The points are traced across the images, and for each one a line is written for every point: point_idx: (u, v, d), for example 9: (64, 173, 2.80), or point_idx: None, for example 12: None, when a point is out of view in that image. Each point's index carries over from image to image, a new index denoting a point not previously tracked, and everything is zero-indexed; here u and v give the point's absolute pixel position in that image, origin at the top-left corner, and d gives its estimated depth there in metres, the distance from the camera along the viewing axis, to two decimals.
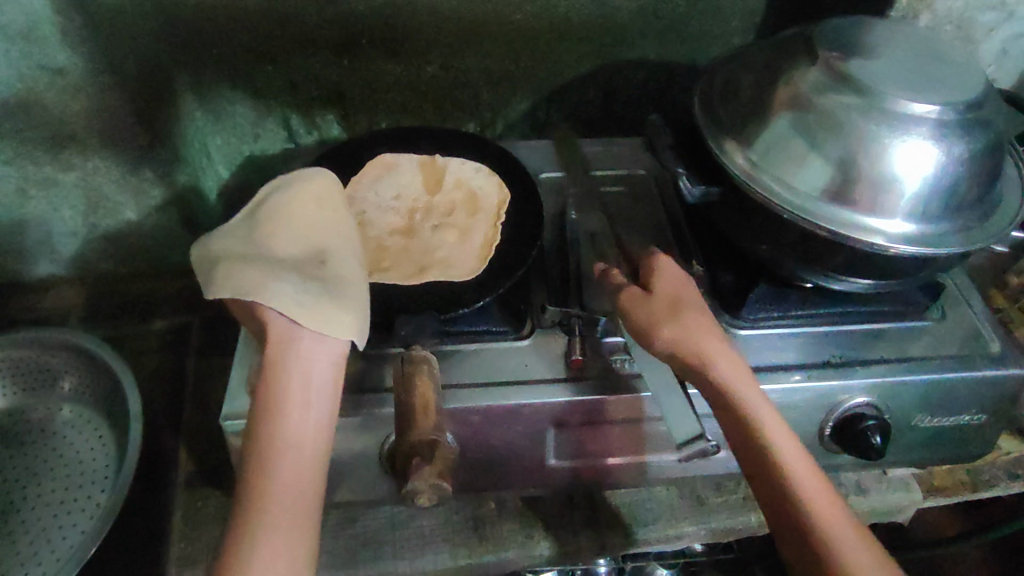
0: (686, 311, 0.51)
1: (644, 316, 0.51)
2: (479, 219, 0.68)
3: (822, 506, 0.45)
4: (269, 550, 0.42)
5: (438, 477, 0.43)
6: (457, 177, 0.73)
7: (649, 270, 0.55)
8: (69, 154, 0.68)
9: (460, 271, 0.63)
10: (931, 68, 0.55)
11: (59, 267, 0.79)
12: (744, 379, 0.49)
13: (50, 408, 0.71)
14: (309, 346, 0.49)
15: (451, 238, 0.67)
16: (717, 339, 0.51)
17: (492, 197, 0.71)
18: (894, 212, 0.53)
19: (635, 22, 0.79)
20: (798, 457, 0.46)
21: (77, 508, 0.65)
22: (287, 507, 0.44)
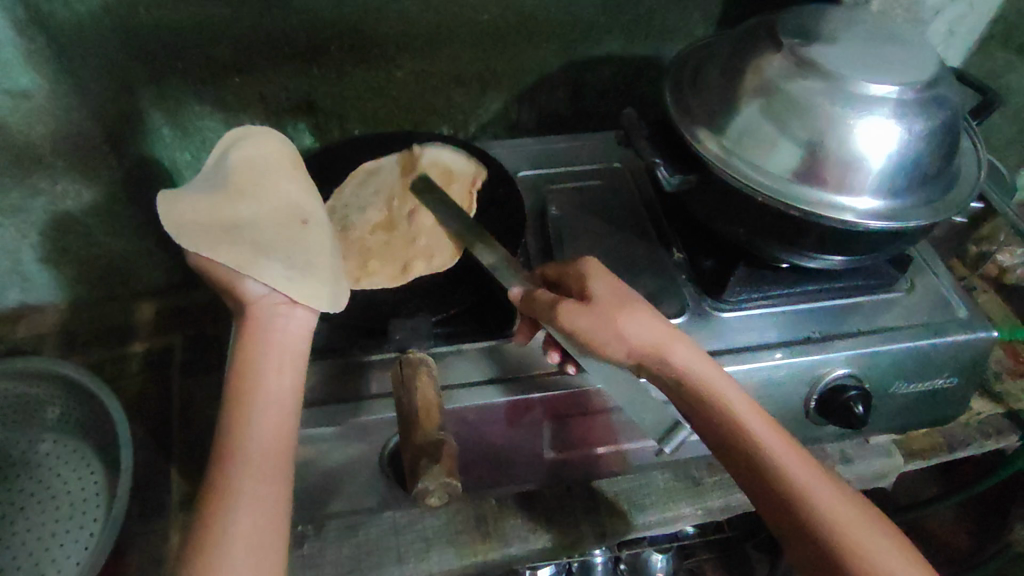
0: (632, 303, 0.52)
1: (587, 324, 0.51)
2: (456, 191, 0.70)
3: (797, 466, 0.46)
4: (245, 522, 0.40)
5: (447, 476, 0.42)
6: (428, 154, 0.72)
7: (583, 278, 0.54)
8: (36, 179, 0.66)
9: (444, 255, 0.64)
10: (887, 50, 0.57)
11: (30, 296, 0.76)
12: (704, 364, 0.51)
13: (32, 440, 0.69)
14: (284, 322, 0.49)
15: (430, 221, 0.67)
16: (667, 329, 0.52)
17: (466, 168, 0.72)
18: (861, 190, 0.55)
19: (601, 19, 0.80)
20: (778, 438, 0.48)
21: (69, 540, 0.63)
22: (264, 476, 0.42)
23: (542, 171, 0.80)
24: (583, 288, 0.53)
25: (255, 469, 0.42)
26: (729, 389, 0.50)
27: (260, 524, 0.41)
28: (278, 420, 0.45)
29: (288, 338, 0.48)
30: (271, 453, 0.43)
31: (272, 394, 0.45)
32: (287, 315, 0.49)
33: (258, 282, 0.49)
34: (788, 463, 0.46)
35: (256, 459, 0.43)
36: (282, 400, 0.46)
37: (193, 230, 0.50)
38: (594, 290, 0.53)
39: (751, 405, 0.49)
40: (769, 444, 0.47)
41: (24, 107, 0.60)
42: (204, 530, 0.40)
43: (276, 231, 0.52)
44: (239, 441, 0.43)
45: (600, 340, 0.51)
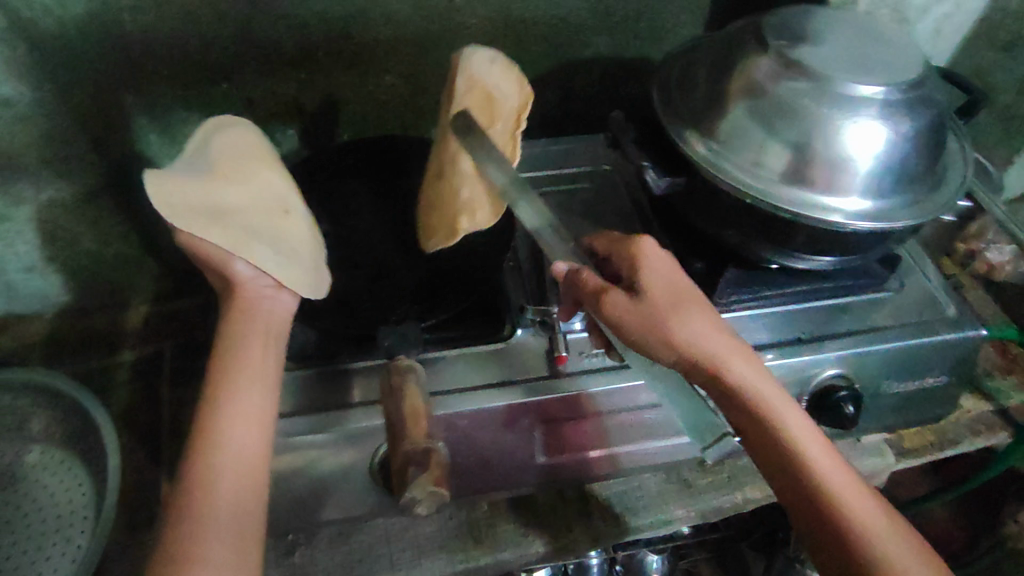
0: (689, 307, 0.51)
1: (636, 326, 0.50)
2: (499, 131, 0.62)
3: (832, 475, 0.48)
4: (228, 485, 0.44)
5: (434, 485, 0.42)
6: (469, 75, 0.60)
7: (636, 270, 0.52)
8: (20, 188, 0.65)
9: (486, 217, 0.61)
10: (873, 51, 0.58)
11: (15, 305, 0.75)
12: (767, 383, 0.50)
13: (18, 451, 0.68)
14: (271, 304, 0.53)
15: (470, 164, 0.60)
16: (727, 341, 0.50)
17: (512, 100, 0.62)
18: (849, 191, 0.55)
19: (589, 21, 0.80)
20: (819, 448, 0.48)
21: (55, 553, 0.63)
22: (240, 444, 0.45)
23: (532, 174, 0.79)
24: (635, 281, 0.52)
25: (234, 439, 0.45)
26: (789, 410, 0.49)
27: (238, 488, 0.44)
28: (255, 396, 0.48)
29: (274, 318, 0.53)
30: (245, 425, 0.46)
31: (249, 370, 0.49)
32: (269, 297, 0.53)
33: (247, 264, 0.53)
34: (824, 472, 0.48)
35: (233, 430, 0.46)
36: (257, 377, 0.49)
37: (187, 208, 0.50)
38: (647, 286, 0.51)
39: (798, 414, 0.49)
40: (810, 453, 0.48)
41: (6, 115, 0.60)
42: (188, 496, 0.42)
43: (261, 217, 0.54)
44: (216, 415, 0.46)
45: (652, 343, 0.50)
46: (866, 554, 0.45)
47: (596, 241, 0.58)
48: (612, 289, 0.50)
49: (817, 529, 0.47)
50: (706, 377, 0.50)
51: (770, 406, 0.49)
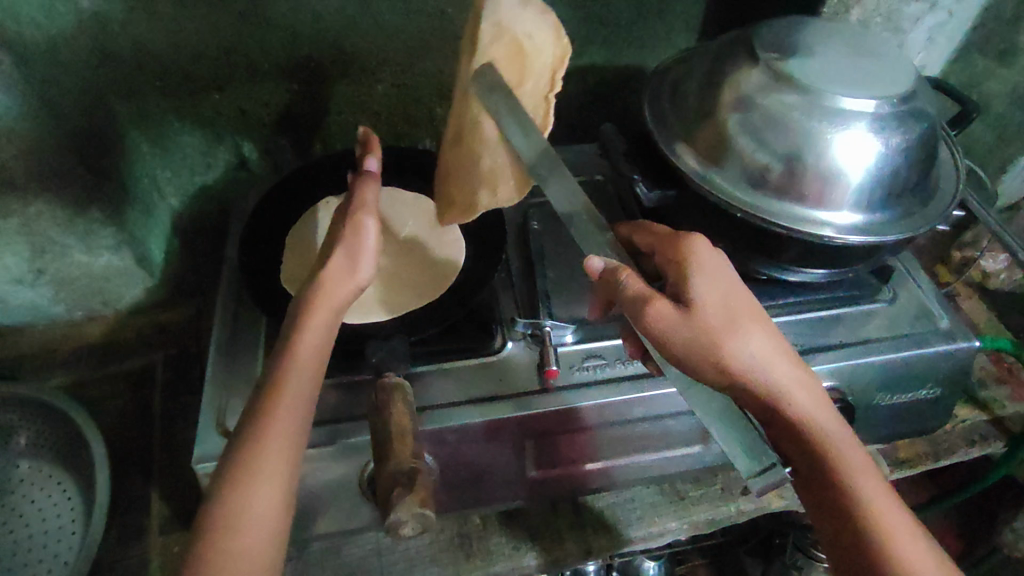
0: (742, 324, 0.49)
1: (687, 342, 0.47)
2: (528, 91, 0.60)
3: (875, 499, 0.47)
4: (262, 498, 0.42)
5: (420, 505, 0.42)
6: (497, 22, 0.58)
7: (686, 275, 0.49)
8: (9, 201, 0.64)
9: (509, 190, 0.60)
10: (863, 63, 0.57)
11: (6, 316, 0.75)
12: (826, 413, 0.49)
13: (7, 465, 0.67)
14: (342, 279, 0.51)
15: (492, 131, 0.59)
16: (785, 367, 0.49)
17: (545, 52, 0.60)
18: (840, 204, 0.55)
19: (581, 30, 0.80)
20: (866, 472, 0.48)
21: (44, 568, 0.62)
22: (277, 457, 0.43)
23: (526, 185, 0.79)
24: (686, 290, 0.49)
25: (275, 448, 0.43)
26: (844, 442, 0.48)
27: (269, 503, 0.42)
28: (306, 364, 0.47)
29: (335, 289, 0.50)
30: (297, 403, 0.45)
31: (301, 377, 0.46)
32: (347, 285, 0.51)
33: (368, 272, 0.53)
34: (868, 496, 0.47)
35: (275, 441, 0.43)
36: (301, 386, 0.46)
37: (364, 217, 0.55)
38: (700, 298, 0.48)
39: (848, 437, 0.49)
40: (856, 477, 0.48)
41: None
42: (225, 492, 0.42)
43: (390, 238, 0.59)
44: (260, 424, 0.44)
45: (702, 361, 0.48)
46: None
47: (640, 235, 0.57)
48: (659, 299, 0.47)
49: (852, 549, 0.47)
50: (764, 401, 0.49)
51: (825, 434, 0.48)
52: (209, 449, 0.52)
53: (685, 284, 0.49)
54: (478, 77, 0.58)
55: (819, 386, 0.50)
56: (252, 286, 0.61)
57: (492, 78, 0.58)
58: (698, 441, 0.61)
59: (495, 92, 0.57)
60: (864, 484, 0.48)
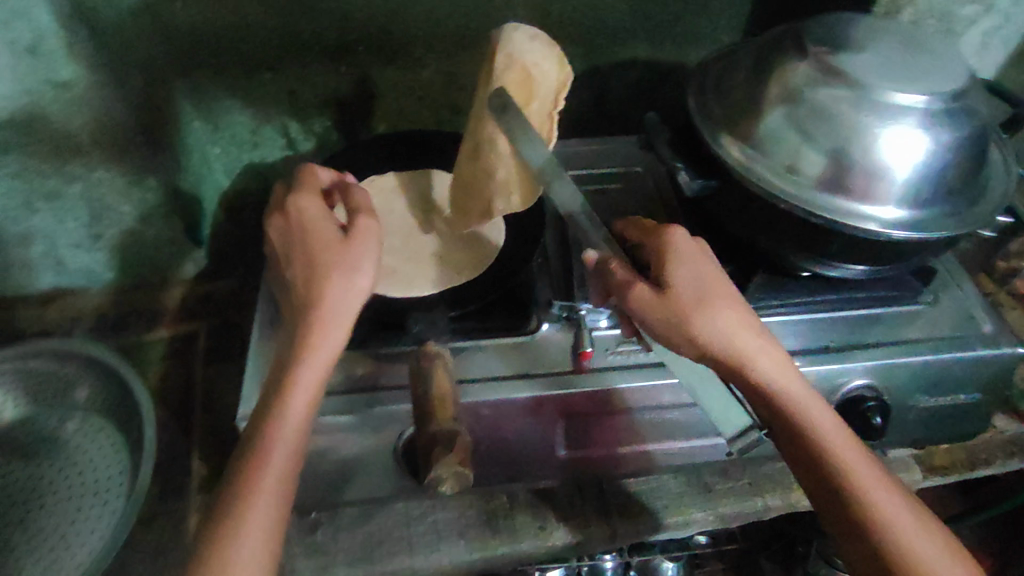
0: (714, 299, 0.51)
1: (662, 320, 0.50)
2: (536, 111, 0.63)
3: (844, 451, 0.49)
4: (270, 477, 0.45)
5: (460, 464, 0.43)
6: (508, 53, 0.61)
7: (663, 258, 0.52)
8: (73, 167, 0.67)
9: (520, 201, 0.62)
10: (915, 60, 0.57)
11: (62, 279, 0.78)
12: (789, 375, 0.50)
13: (61, 418, 0.70)
14: (342, 285, 0.50)
15: (506, 147, 0.60)
16: (749, 336, 0.51)
17: (550, 77, 0.63)
18: (885, 199, 0.55)
19: (626, 24, 0.80)
20: (836, 429, 0.50)
21: (94, 514, 0.65)
22: (293, 433, 0.46)
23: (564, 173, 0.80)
24: (661, 273, 0.52)
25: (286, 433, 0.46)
26: (814, 403, 0.50)
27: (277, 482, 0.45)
28: (324, 353, 0.48)
29: (339, 297, 0.49)
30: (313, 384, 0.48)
31: (318, 361, 0.48)
32: (350, 291, 0.50)
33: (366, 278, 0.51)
34: (837, 449, 0.49)
35: (287, 429, 0.46)
36: (317, 369, 0.48)
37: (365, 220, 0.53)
38: (674, 280, 0.51)
39: (817, 398, 0.50)
40: (825, 433, 0.49)
41: (64, 96, 0.62)
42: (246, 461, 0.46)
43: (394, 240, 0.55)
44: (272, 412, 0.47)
45: (678, 337, 0.50)
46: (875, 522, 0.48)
47: (626, 229, 0.59)
48: (640, 283, 0.50)
49: (827, 501, 0.49)
50: (732, 369, 0.50)
51: (792, 397, 0.50)
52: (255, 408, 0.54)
53: (662, 268, 0.52)
54: (493, 100, 0.60)
55: (784, 353, 0.52)
56: None
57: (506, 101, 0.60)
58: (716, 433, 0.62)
59: (507, 113, 0.59)
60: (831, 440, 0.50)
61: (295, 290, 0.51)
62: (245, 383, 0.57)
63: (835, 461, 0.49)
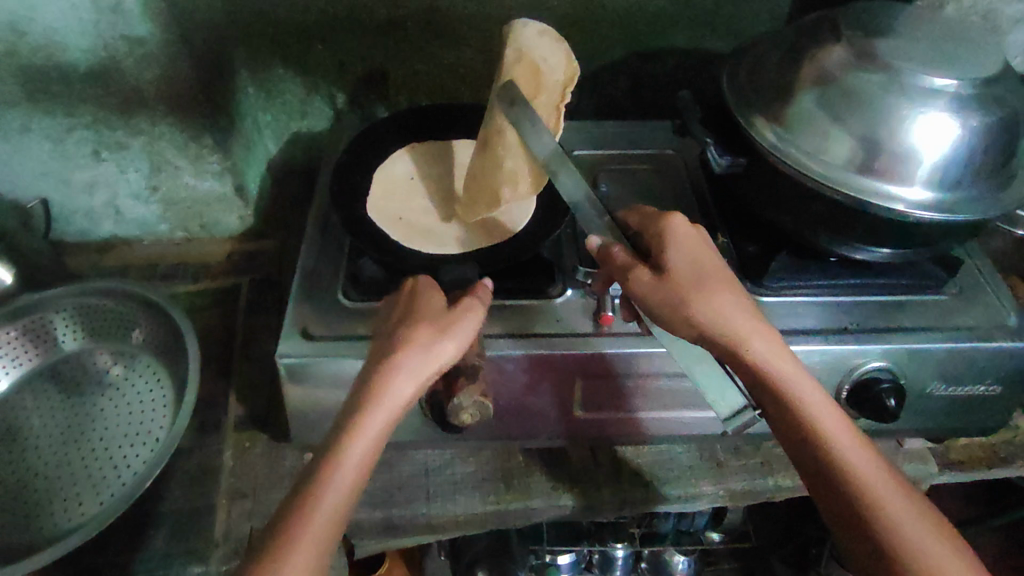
0: (710, 284, 0.54)
1: (663, 301, 0.52)
2: (544, 103, 0.66)
3: (836, 432, 0.52)
4: (326, 510, 0.46)
5: (479, 394, 0.54)
6: (518, 48, 0.64)
7: (661, 244, 0.55)
8: (138, 121, 0.73)
9: (527, 188, 0.65)
10: (950, 48, 0.58)
11: (120, 228, 0.84)
12: (782, 358, 0.53)
13: (114, 352, 0.76)
14: (429, 343, 0.52)
15: (513, 136, 0.64)
16: (746, 320, 0.53)
17: (558, 72, 0.66)
18: (913, 181, 0.55)
19: (667, 11, 0.82)
20: (829, 412, 0.52)
21: (139, 441, 0.69)
22: (359, 461, 0.48)
23: (595, 154, 0.82)
24: (659, 257, 0.54)
25: (346, 477, 0.47)
26: (805, 384, 0.53)
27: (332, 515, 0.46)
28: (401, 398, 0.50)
29: (425, 353, 0.51)
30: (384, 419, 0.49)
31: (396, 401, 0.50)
32: (436, 347, 0.52)
33: (451, 345, 0.52)
34: (828, 430, 0.52)
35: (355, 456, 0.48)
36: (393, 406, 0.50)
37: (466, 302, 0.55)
38: (674, 266, 0.53)
39: (810, 381, 0.53)
40: (817, 415, 0.52)
41: (136, 52, 0.67)
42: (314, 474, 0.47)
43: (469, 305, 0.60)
44: (339, 452, 0.48)
45: (678, 319, 0.52)
46: (867, 501, 0.50)
47: (628, 217, 0.60)
48: (638, 267, 0.53)
49: (821, 480, 0.52)
50: (726, 352, 0.53)
51: (785, 379, 0.52)
52: (294, 347, 0.58)
53: (660, 253, 0.54)
54: (501, 91, 0.65)
55: (780, 338, 0.54)
56: (343, 207, 0.66)
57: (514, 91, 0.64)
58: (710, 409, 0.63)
59: (515, 105, 0.64)
60: (825, 422, 0.52)
61: (389, 336, 0.54)
62: (283, 325, 0.61)
63: (827, 441, 0.51)
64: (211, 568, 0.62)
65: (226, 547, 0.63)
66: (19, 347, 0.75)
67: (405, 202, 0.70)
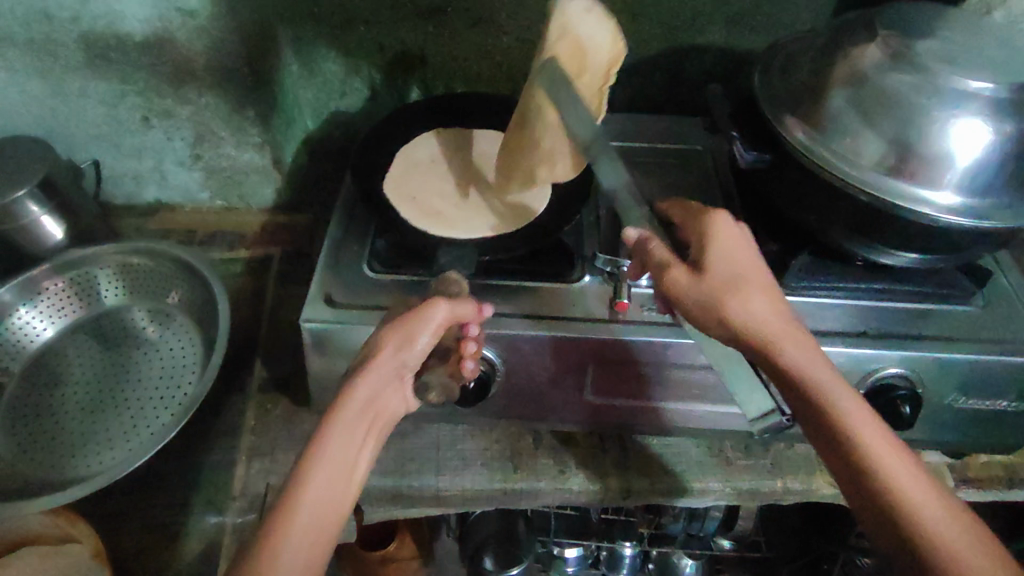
0: (747, 286, 0.53)
1: (696, 300, 0.53)
2: (586, 82, 0.65)
3: (871, 439, 0.49)
4: (308, 504, 0.45)
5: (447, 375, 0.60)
6: (563, 23, 0.62)
7: (704, 239, 0.55)
8: (185, 90, 0.76)
9: (565, 168, 0.66)
10: (989, 51, 0.57)
11: (164, 194, 0.89)
12: (815, 362, 0.51)
13: (150, 310, 0.80)
14: (396, 344, 0.54)
15: (554, 117, 0.64)
16: (780, 324, 0.52)
17: (603, 51, 0.65)
18: (943, 185, 0.55)
19: (706, 7, 0.82)
20: (867, 419, 0.49)
21: (168, 394, 0.73)
22: (337, 458, 0.48)
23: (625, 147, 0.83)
24: (698, 258, 0.55)
25: (326, 474, 0.47)
26: (841, 390, 0.50)
27: (317, 519, 0.45)
28: (368, 397, 0.52)
29: (392, 355, 0.54)
30: (357, 423, 0.51)
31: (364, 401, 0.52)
32: (404, 347, 0.54)
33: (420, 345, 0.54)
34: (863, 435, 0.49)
35: (334, 452, 0.48)
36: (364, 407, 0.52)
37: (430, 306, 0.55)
38: (711, 265, 0.54)
39: (847, 388, 0.50)
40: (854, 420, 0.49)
41: (187, 23, 0.70)
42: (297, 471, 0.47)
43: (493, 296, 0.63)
44: (316, 451, 0.48)
45: (710, 319, 0.53)
46: (903, 511, 0.46)
47: (672, 209, 0.61)
48: (676, 264, 0.54)
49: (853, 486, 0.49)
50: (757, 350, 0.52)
51: (818, 383, 0.50)
52: (318, 313, 0.60)
53: (701, 254, 0.54)
54: (543, 70, 0.63)
55: (815, 344, 0.53)
56: (361, 185, 0.69)
57: (555, 71, 0.64)
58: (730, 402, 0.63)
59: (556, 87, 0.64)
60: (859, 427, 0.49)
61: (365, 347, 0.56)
62: (308, 292, 0.63)
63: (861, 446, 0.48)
64: (228, 518, 0.65)
65: (242, 501, 0.66)
66: (65, 298, 0.79)
67: (422, 179, 0.72)
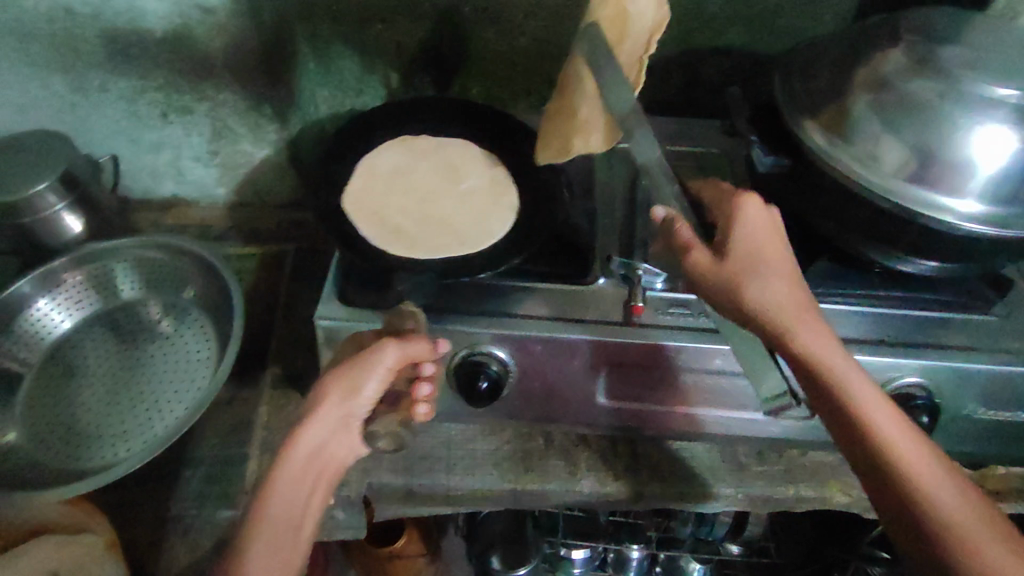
0: (765, 271, 0.52)
1: (715, 286, 0.51)
2: (628, 50, 0.64)
3: (886, 427, 0.49)
4: (260, 550, 0.50)
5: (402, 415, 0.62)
6: None
7: (729, 225, 0.54)
8: (203, 87, 0.77)
9: (599, 140, 0.66)
10: (1017, 57, 0.56)
11: (180, 189, 0.89)
12: (831, 348, 0.50)
13: (165, 304, 0.81)
14: (344, 392, 0.56)
15: (591, 86, 0.64)
16: (797, 308, 0.51)
17: (646, 17, 0.62)
18: (966, 191, 0.54)
19: (726, 9, 0.81)
20: (882, 406, 0.49)
21: (183, 388, 0.74)
22: (287, 503, 0.52)
23: None
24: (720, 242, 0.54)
25: (279, 520, 0.51)
26: (857, 377, 0.49)
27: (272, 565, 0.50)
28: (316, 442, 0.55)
29: (338, 402, 0.56)
30: (307, 469, 0.54)
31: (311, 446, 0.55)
32: (353, 393, 0.56)
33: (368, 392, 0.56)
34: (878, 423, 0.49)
35: (284, 499, 0.52)
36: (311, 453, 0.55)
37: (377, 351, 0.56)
38: (732, 247, 0.53)
39: (862, 376, 0.50)
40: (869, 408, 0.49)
41: (207, 20, 0.71)
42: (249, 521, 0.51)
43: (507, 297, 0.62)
44: (265, 500, 0.52)
45: (727, 305, 0.52)
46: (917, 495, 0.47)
47: (705, 190, 0.62)
48: (698, 248, 0.53)
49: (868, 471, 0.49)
50: (771, 337, 0.51)
51: (835, 371, 0.49)
52: (331, 311, 0.61)
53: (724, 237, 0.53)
54: (586, 32, 0.64)
55: (829, 329, 0.51)
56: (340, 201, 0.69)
57: (594, 37, 0.64)
58: (746, 407, 0.62)
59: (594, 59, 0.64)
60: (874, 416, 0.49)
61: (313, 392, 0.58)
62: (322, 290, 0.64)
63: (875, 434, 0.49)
64: (239, 512, 0.66)
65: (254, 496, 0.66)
66: (82, 292, 0.80)
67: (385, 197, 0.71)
